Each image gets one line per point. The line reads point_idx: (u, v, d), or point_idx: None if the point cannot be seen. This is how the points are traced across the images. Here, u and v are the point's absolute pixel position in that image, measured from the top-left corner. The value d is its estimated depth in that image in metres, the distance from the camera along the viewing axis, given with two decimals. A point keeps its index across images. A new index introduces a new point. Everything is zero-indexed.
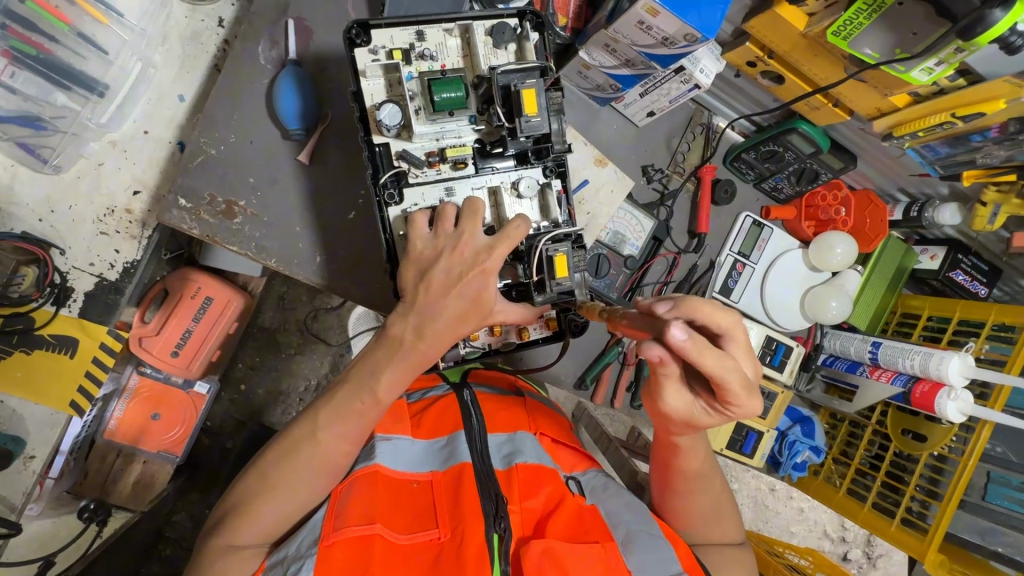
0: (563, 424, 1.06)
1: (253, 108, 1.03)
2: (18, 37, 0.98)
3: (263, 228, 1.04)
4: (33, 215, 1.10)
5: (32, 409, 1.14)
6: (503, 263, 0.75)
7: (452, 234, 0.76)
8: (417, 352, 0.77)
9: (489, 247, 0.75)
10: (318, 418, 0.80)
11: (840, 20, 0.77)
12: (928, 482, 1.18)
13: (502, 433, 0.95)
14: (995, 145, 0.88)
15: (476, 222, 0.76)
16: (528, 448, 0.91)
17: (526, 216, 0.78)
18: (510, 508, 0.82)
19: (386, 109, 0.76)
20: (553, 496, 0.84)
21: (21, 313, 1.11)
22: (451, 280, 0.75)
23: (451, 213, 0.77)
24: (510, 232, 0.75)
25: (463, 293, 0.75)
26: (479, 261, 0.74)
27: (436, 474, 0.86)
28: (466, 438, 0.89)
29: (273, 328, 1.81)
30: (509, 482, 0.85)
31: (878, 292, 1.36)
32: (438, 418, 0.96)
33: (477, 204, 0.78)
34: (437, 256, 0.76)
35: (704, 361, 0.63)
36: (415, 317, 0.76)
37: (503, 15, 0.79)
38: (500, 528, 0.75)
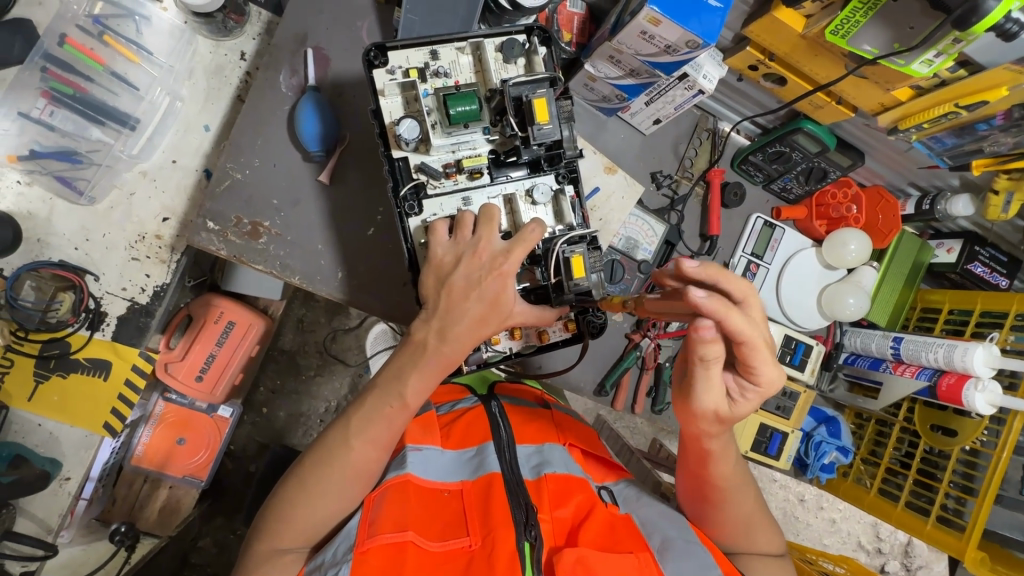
0: (588, 433, 1.07)
1: (276, 134, 1.08)
2: (57, 78, 1.11)
3: (286, 247, 1.08)
4: (69, 244, 1.16)
5: (68, 431, 1.18)
6: (519, 266, 0.78)
7: (470, 240, 0.79)
8: (441, 356, 0.79)
9: (506, 252, 0.77)
10: (349, 425, 0.82)
11: (838, 19, 0.79)
12: (962, 478, 1.17)
13: (530, 444, 0.96)
14: (1002, 132, 0.89)
15: (493, 228, 0.79)
16: (557, 459, 0.92)
17: (540, 221, 0.80)
18: (541, 516, 0.81)
19: (405, 124, 0.79)
20: (583, 505, 0.85)
21: (58, 338, 1.15)
22: (471, 285, 0.77)
23: (468, 221, 0.79)
24: (527, 236, 0.77)
25: (483, 297, 0.77)
26: (498, 265, 0.77)
27: (466, 483, 0.86)
28: (494, 448, 0.90)
29: (293, 350, 1.85)
30: (539, 492, 0.85)
31: (896, 288, 1.35)
32: (466, 429, 0.97)
33: (493, 211, 0.80)
34: (459, 260, 0.78)
35: (731, 319, 0.62)
36: (439, 321, 0.79)
37: (512, 32, 0.83)
38: (531, 536, 0.76)
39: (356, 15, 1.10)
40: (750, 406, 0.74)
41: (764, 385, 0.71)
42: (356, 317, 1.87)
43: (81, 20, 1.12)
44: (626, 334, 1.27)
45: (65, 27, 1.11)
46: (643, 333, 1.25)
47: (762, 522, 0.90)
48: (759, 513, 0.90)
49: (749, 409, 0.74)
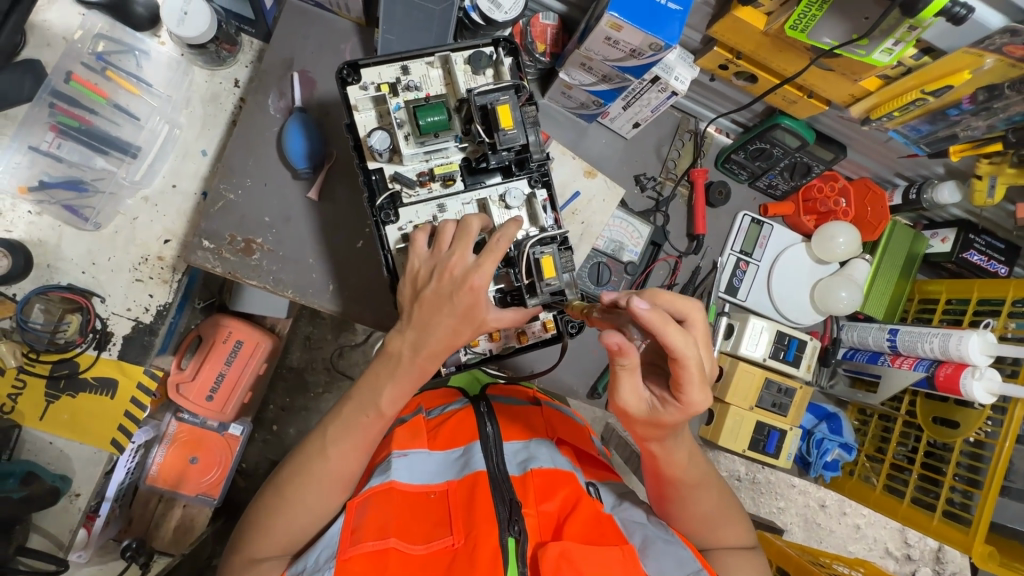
0: (580, 430, 1.08)
1: (268, 154, 1.13)
2: (65, 113, 1.19)
3: (279, 262, 1.12)
4: (76, 267, 1.22)
5: (78, 448, 1.22)
6: (490, 282, 0.78)
7: (444, 254, 0.79)
8: (416, 367, 0.81)
9: (477, 266, 0.77)
10: (326, 434, 0.84)
11: (795, 14, 0.81)
12: (967, 470, 1.14)
13: (517, 441, 0.97)
14: (973, 116, 0.90)
15: (466, 242, 0.79)
16: (543, 454, 0.93)
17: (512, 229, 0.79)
18: (526, 511, 0.82)
19: (376, 136, 0.83)
20: (568, 499, 0.85)
21: (66, 358, 1.21)
22: (442, 297, 0.78)
23: (445, 234, 0.80)
24: (497, 248, 0.77)
25: (458, 310, 0.78)
26: (469, 280, 0.77)
27: (452, 483, 0.88)
28: (480, 448, 0.92)
29: (300, 367, 1.89)
30: (525, 487, 0.86)
31: (890, 280, 1.33)
32: (454, 431, 0.99)
33: (468, 224, 0.80)
34: (434, 271, 0.79)
35: (668, 336, 0.67)
36: (414, 334, 0.81)
37: (479, 45, 0.86)
38: (515, 531, 0.77)
39: (340, 38, 1.16)
40: (675, 421, 0.75)
41: (686, 403, 0.72)
42: (361, 332, 1.90)
43: (86, 58, 1.20)
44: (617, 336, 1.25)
45: (71, 65, 1.19)
46: None
47: (732, 516, 0.92)
48: (729, 507, 0.92)
49: (674, 422, 0.74)
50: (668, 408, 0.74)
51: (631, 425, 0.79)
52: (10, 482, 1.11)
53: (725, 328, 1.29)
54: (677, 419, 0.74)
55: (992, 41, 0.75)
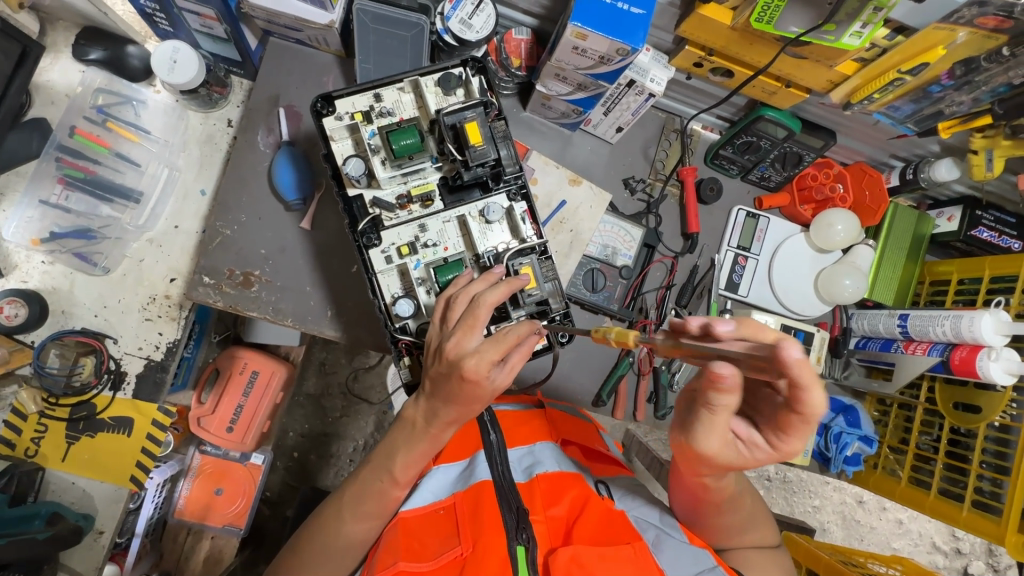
0: (589, 429, 1.03)
1: (260, 189, 1.17)
2: (70, 165, 1.25)
3: (277, 292, 1.15)
4: (89, 312, 1.27)
5: (100, 487, 1.26)
6: (490, 368, 0.70)
7: (454, 327, 0.75)
8: (430, 435, 0.79)
9: (476, 351, 0.70)
10: (343, 501, 0.83)
11: (759, 6, 0.81)
12: (994, 456, 1.09)
13: (521, 446, 0.92)
14: (956, 92, 0.88)
15: (473, 324, 0.72)
16: (549, 457, 0.88)
17: (524, 328, 0.73)
18: (533, 518, 0.78)
19: (351, 164, 0.84)
20: (577, 500, 0.80)
21: (84, 400, 1.25)
22: (442, 376, 0.73)
23: (458, 309, 0.75)
24: (505, 337, 0.71)
25: (458, 399, 0.73)
26: (463, 367, 0.70)
27: (457, 495, 0.82)
28: (484, 457, 0.86)
29: (317, 393, 1.91)
30: (531, 493, 0.82)
31: (897, 263, 1.30)
32: (459, 442, 0.93)
33: (478, 306, 0.73)
34: (440, 350, 0.74)
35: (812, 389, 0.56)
36: (426, 403, 0.78)
37: (448, 66, 0.87)
38: (523, 539, 0.73)
39: (322, 71, 1.19)
40: (758, 464, 0.67)
41: (782, 449, 0.65)
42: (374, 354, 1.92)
43: (87, 112, 1.27)
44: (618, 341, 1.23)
45: (74, 120, 1.26)
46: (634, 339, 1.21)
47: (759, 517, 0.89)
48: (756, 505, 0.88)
49: (757, 465, 0.67)
50: (758, 452, 0.66)
51: (699, 463, 0.70)
52: (35, 523, 1.13)
53: None
54: (763, 462, 0.67)
55: (961, 15, 0.74)
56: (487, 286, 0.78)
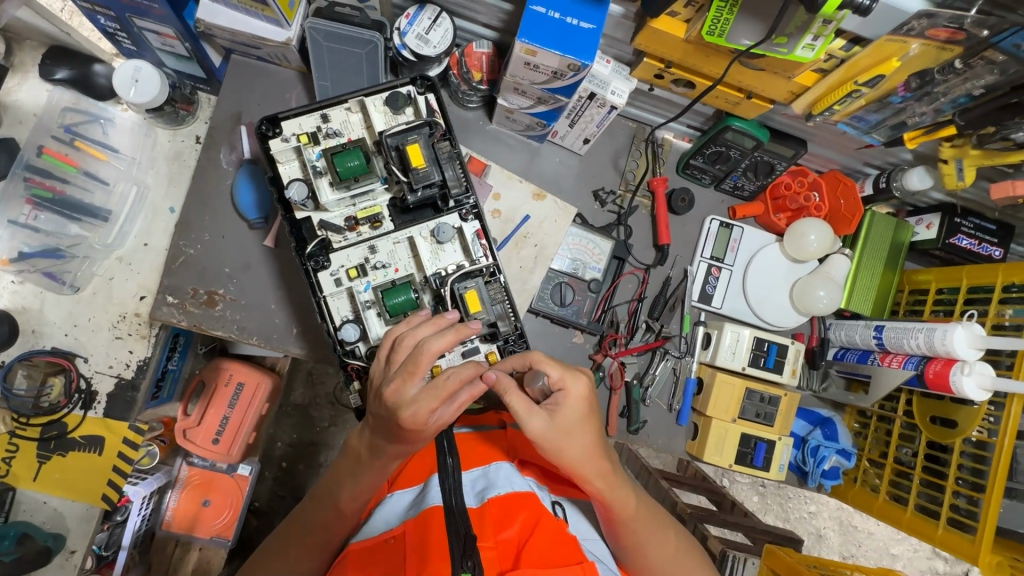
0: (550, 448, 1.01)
1: (224, 207, 1.16)
2: (38, 185, 1.23)
3: (242, 310, 1.15)
4: (59, 331, 1.27)
5: (72, 506, 1.26)
6: (427, 416, 0.72)
7: (396, 372, 0.75)
8: (376, 468, 0.82)
9: (414, 400, 0.72)
10: (289, 534, 0.86)
11: (709, 19, 0.78)
12: (971, 473, 1.06)
13: (477, 467, 0.88)
14: (917, 102, 0.86)
15: (414, 371, 0.73)
16: (502, 477, 0.84)
17: (463, 371, 0.75)
18: (482, 544, 0.74)
19: (294, 188, 0.83)
20: (528, 522, 0.77)
21: (55, 420, 1.24)
22: (387, 419, 0.75)
23: (401, 354, 0.76)
24: (444, 386, 0.72)
25: (394, 436, 0.77)
26: (400, 414, 0.72)
27: (408, 523, 0.78)
28: (437, 481, 0.81)
29: (304, 404, 1.91)
30: (481, 518, 0.77)
31: (875, 272, 1.26)
32: (413, 466, 0.89)
33: (417, 355, 0.73)
34: (380, 392, 0.75)
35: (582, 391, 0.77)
36: (371, 436, 0.81)
37: (395, 85, 0.86)
38: (468, 567, 0.69)
39: (285, 87, 1.19)
40: (570, 447, 0.76)
41: (580, 435, 0.77)
42: None
43: (55, 131, 1.25)
44: (589, 356, 1.22)
45: (42, 139, 1.24)
46: (604, 353, 1.20)
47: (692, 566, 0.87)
48: (678, 549, 0.87)
49: (563, 447, 0.76)
50: (573, 435, 0.76)
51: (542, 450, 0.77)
52: (4, 543, 1.17)
53: (703, 338, 1.25)
54: (569, 446, 0.76)
55: (911, 27, 0.72)
56: (435, 330, 0.77)
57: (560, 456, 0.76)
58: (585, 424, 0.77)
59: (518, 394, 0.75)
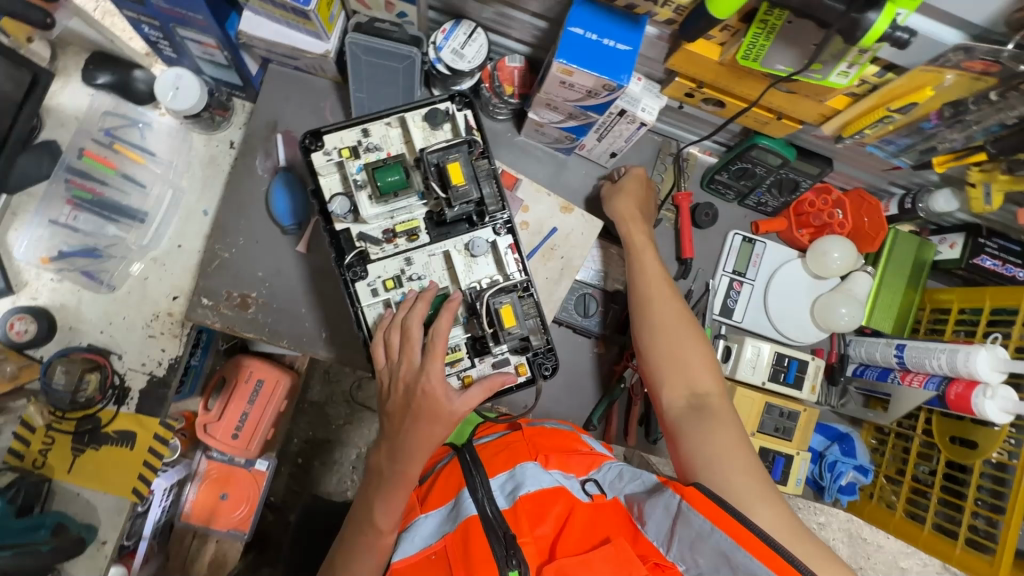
0: (569, 437, 0.97)
1: (258, 211, 1.19)
2: (79, 187, 1.30)
3: (273, 313, 1.18)
4: (96, 328, 1.30)
5: (103, 498, 1.29)
6: (438, 380, 0.81)
7: (395, 359, 0.84)
8: (399, 473, 0.83)
9: (422, 368, 0.81)
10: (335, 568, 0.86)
11: (745, 44, 0.80)
12: (990, 495, 1.07)
13: (503, 472, 0.87)
14: (948, 129, 0.87)
15: (412, 346, 0.83)
16: (529, 477, 0.83)
17: (450, 305, 0.84)
18: (521, 540, 0.77)
19: (337, 202, 0.86)
20: (561, 516, 0.80)
21: (90, 414, 1.28)
22: (404, 407, 0.82)
23: (394, 340, 0.84)
24: (436, 347, 0.81)
25: (425, 415, 0.80)
26: (419, 385, 0.80)
27: (448, 537, 0.79)
28: (469, 496, 0.81)
29: (321, 401, 1.94)
30: (515, 517, 0.79)
31: (896, 290, 1.27)
32: (441, 485, 0.88)
33: (410, 329, 0.83)
34: (393, 383, 0.83)
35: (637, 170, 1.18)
36: (388, 445, 0.84)
37: (435, 101, 0.89)
38: (515, 565, 0.73)
39: (319, 96, 1.22)
40: (622, 203, 1.15)
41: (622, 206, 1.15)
42: None
43: (96, 135, 1.32)
44: (610, 366, 1.24)
45: (83, 142, 1.32)
46: (625, 364, 1.21)
47: (700, 359, 0.97)
48: (690, 327, 1.01)
49: (616, 203, 1.16)
50: (622, 197, 1.15)
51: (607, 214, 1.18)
52: (40, 533, 1.19)
53: (723, 351, 1.26)
54: (621, 204, 1.15)
55: (948, 58, 0.73)
56: (426, 305, 0.84)
57: (611, 195, 1.17)
58: (631, 190, 1.16)
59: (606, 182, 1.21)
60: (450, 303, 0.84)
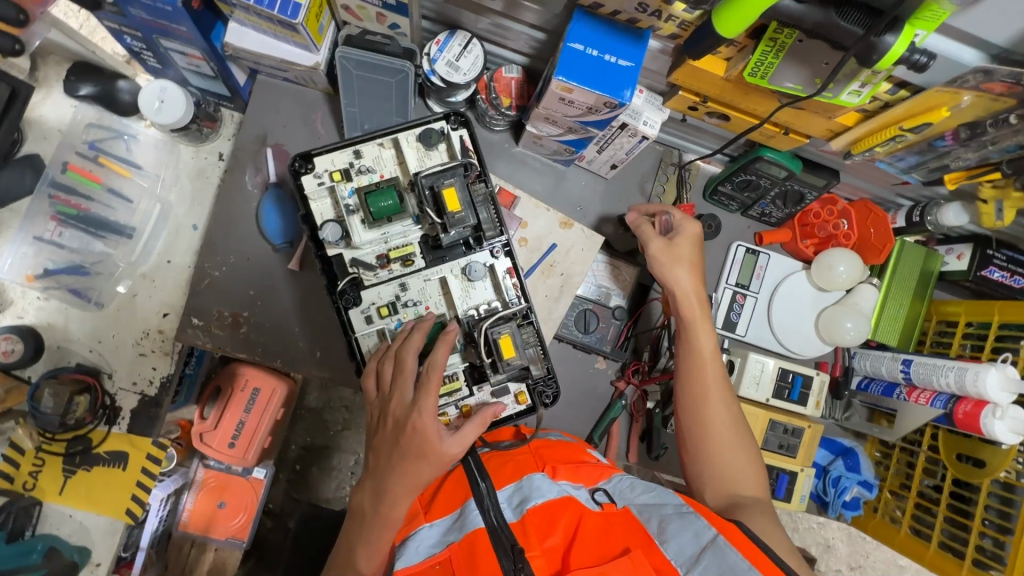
0: (579, 449, 0.91)
1: (248, 228, 1.16)
2: (63, 202, 1.24)
3: (266, 333, 1.15)
4: (84, 346, 1.27)
5: (95, 520, 1.27)
6: (431, 416, 0.77)
7: (386, 391, 0.80)
8: (381, 517, 0.77)
9: (415, 403, 0.77)
10: None
11: (752, 61, 0.76)
12: (997, 515, 1.05)
13: (510, 483, 0.78)
14: (962, 148, 0.84)
15: (405, 377, 0.80)
16: (539, 485, 0.75)
17: (447, 338, 0.80)
18: (529, 554, 0.67)
19: (328, 228, 0.83)
20: (572, 526, 0.70)
21: (81, 435, 1.26)
22: (393, 442, 0.78)
23: (387, 371, 0.81)
24: (430, 381, 0.77)
25: (414, 452, 0.76)
26: (410, 421, 0.77)
27: (452, 547, 0.70)
28: (474, 505, 0.73)
29: (318, 407, 1.86)
30: (523, 530, 0.69)
31: (903, 302, 1.25)
32: (445, 492, 0.80)
33: (405, 361, 0.80)
34: (383, 416, 0.80)
35: (688, 226, 1.02)
36: (371, 484, 0.79)
37: (429, 119, 0.85)
38: None
39: (310, 108, 1.18)
40: (681, 275, 0.98)
41: (680, 277, 0.98)
42: None
43: (80, 147, 1.26)
44: (611, 382, 1.22)
45: (67, 155, 1.25)
46: (626, 381, 1.20)
47: (744, 459, 0.89)
48: (737, 417, 0.92)
49: (677, 278, 0.98)
50: (680, 270, 0.98)
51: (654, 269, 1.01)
52: (33, 558, 1.21)
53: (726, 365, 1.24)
54: (680, 276, 0.98)
55: (966, 80, 0.70)
56: (424, 334, 0.81)
57: (665, 257, 0.99)
58: (685, 259, 0.99)
59: (647, 226, 1.02)
60: (445, 334, 0.81)
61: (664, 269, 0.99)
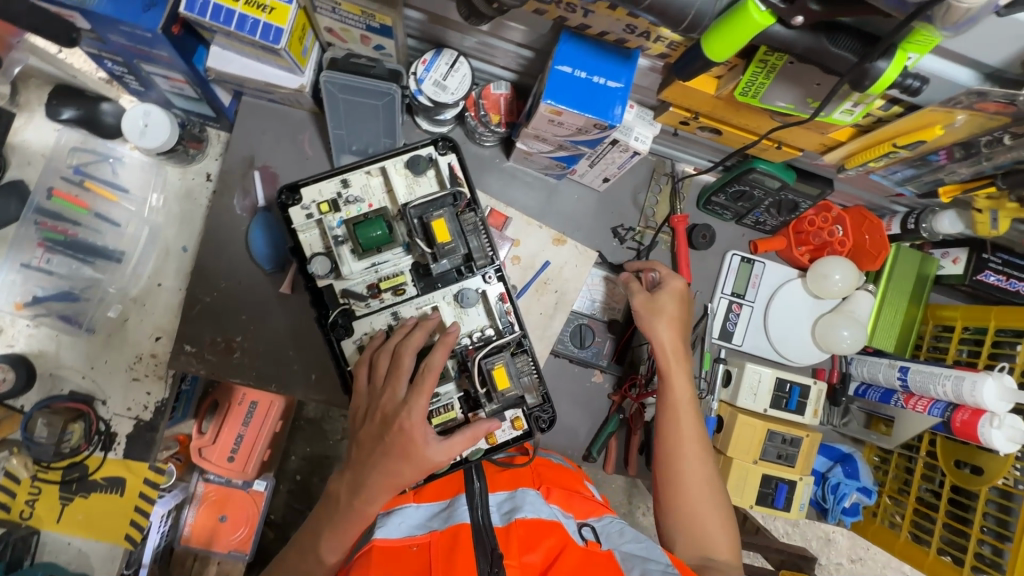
0: (573, 477, 0.93)
1: (238, 252, 1.15)
2: (50, 228, 1.23)
3: (260, 357, 1.14)
4: (77, 373, 1.26)
5: (95, 546, 1.27)
6: (420, 418, 0.73)
7: (379, 384, 0.78)
8: (354, 510, 0.75)
9: (405, 402, 0.74)
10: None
11: (742, 82, 0.75)
12: (996, 522, 1.06)
13: (503, 491, 0.82)
14: (957, 163, 0.83)
15: (400, 374, 0.77)
16: (529, 501, 0.77)
17: (445, 344, 0.78)
18: (507, 562, 0.67)
19: (317, 262, 0.83)
20: (553, 550, 0.69)
21: (76, 462, 1.25)
22: (377, 438, 0.75)
23: (382, 363, 0.79)
24: (424, 382, 0.74)
25: (396, 452, 0.73)
26: (398, 420, 0.73)
27: (434, 533, 0.71)
28: (465, 502, 0.76)
29: (316, 417, 1.80)
30: (506, 538, 0.70)
31: (899, 307, 1.24)
32: (438, 489, 0.83)
33: (399, 363, 0.77)
34: (372, 410, 0.77)
35: (676, 282, 1.04)
36: (350, 475, 0.76)
37: (416, 146, 0.86)
38: None
39: (298, 129, 1.17)
40: (665, 334, 0.99)
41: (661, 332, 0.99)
42: None
43: (64, 172, 1.24)
44: (608, 395, 1.21)
45: (52, 180, 1.23)
46: (622, 394, 1.19)
47: (718, 522, 0.91)
48: (713, 475, 0.93)
49: (659, 332, 0.99)
50: (662, 325, 0.99)
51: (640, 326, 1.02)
52: None
53: (723, 375, 1.24)
54: (664, 334, 0.99)
55: (959, 100, 0.69)
56: (426, 332, 0.79)
57: (649, 315, 1.01)
58: (671, 317, 1.00)
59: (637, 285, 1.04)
60: (445, 339, 0.79)
61: (647, 326, 1.01)
